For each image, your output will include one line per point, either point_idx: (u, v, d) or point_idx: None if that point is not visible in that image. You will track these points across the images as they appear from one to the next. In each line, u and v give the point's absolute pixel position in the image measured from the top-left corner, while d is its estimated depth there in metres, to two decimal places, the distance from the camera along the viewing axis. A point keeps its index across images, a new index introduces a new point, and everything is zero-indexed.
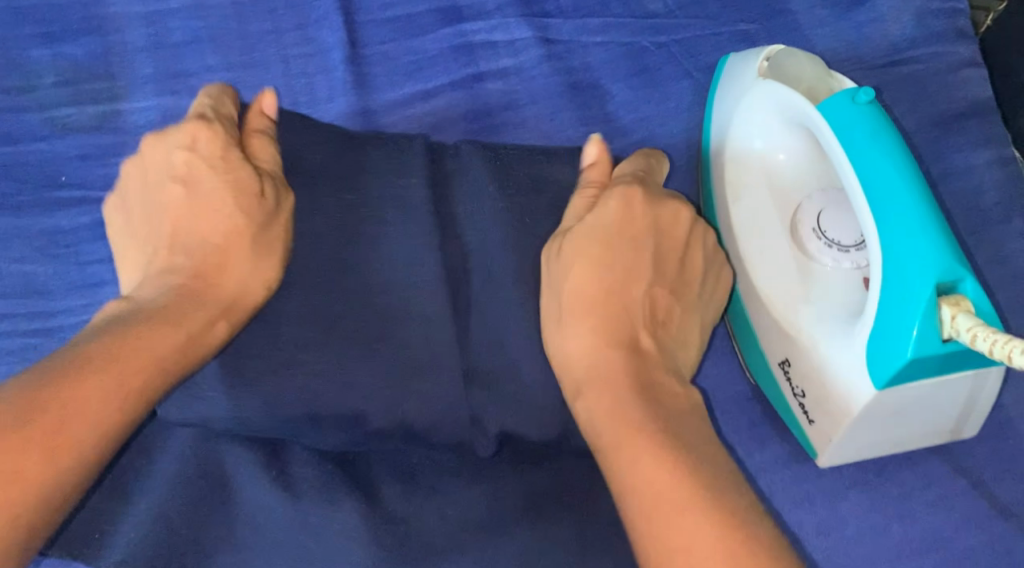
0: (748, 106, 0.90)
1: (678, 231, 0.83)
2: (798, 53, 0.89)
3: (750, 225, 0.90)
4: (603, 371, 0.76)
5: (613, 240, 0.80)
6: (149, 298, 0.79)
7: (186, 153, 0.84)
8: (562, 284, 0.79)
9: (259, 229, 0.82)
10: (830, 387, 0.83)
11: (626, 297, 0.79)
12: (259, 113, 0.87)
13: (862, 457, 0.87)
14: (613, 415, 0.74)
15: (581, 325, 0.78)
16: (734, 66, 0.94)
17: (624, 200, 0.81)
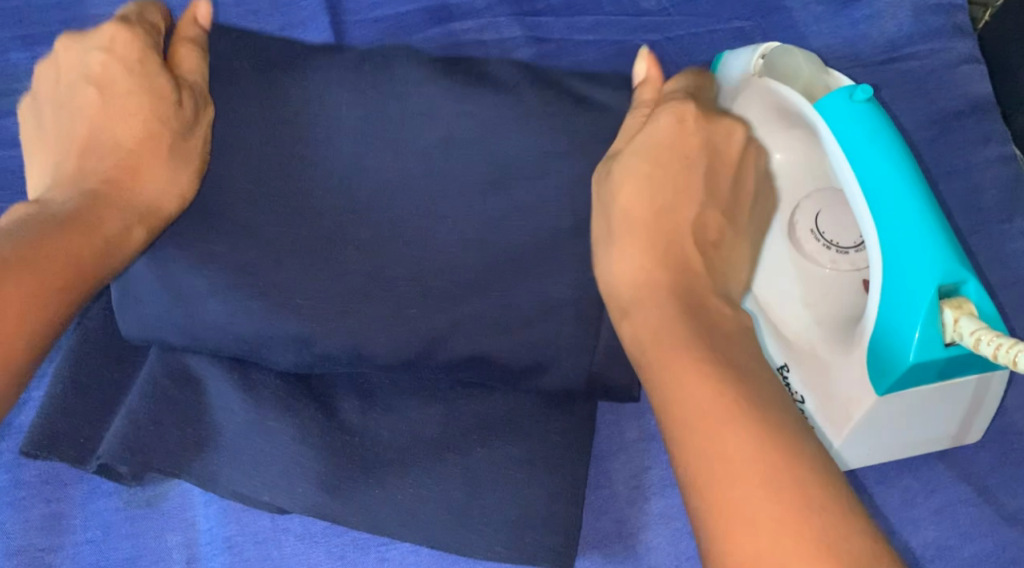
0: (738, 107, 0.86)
1: (733, 148, 0.81)
2: (794, 50, 0.86)
3: None
4: (655, 289, 0.76)
5: (661, 153, 0.79)
6: (55, 201, 0.77)
7: (103, 55, 0.81)
8: (614, 202, 0.78)
9: (175, 136, 0.79)
10: (832, 395, 0.81)
11: (677, 215, 0.79)
12: (195, 17, 0.84)
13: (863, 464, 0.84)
14: (663, 338, 0.73)
15: (634, 245, 0.77)
16: (726, 64, 0.91)
17: (680, 117, 0.78)
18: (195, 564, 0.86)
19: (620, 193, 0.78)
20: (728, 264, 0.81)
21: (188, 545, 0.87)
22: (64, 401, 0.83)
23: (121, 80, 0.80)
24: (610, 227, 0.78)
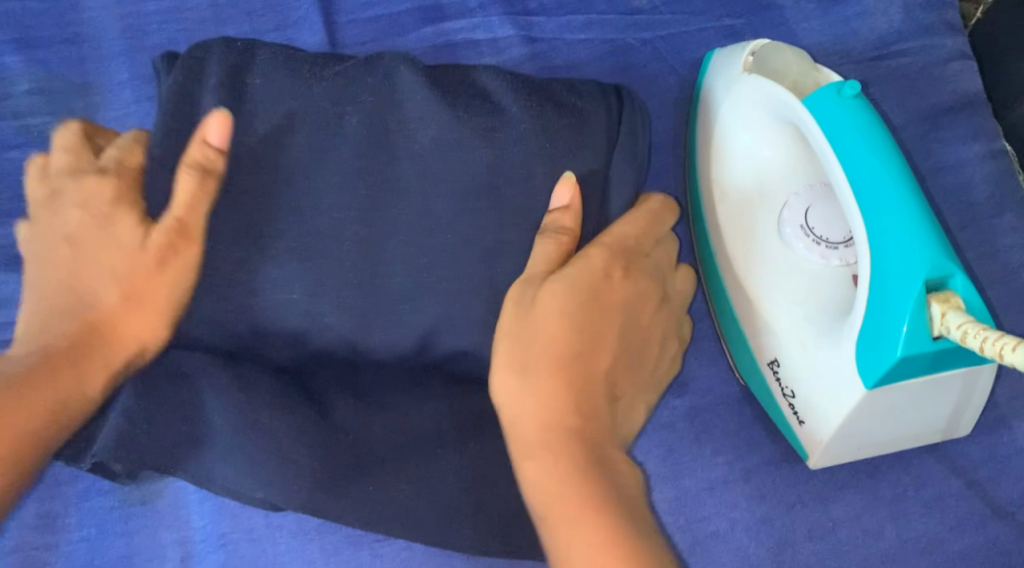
0: (732, 105, 0.89)
1: (649, 307, 0.80)
2: (784, 48, 0.87)
3: (735, 224, 0.88)
4: (563, 439, 0.72)
5: (579, 293, 0.76)
6: (20, 351, 0.75)
7: (82, 206, 0.79)
8: (530, 330, 0.75)
9: (145, 283, 0.77)
10: (821, 388, 0.81)
11: (592, 364, 0.75)
12: (201, 141, 0.78)
13: (854, 457, 0.85)
14: (567, 481, 0.71)
15: (547, 383, 0.73)
16: (716, 62, 0.92)
17: (602, 272, 0.77)
18: (189, 562, 0.87)
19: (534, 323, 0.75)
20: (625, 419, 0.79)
21: (182, 542, 0.87)
22: None
23: (96, 229, 0.78)
24: (516, 361, 0.74)
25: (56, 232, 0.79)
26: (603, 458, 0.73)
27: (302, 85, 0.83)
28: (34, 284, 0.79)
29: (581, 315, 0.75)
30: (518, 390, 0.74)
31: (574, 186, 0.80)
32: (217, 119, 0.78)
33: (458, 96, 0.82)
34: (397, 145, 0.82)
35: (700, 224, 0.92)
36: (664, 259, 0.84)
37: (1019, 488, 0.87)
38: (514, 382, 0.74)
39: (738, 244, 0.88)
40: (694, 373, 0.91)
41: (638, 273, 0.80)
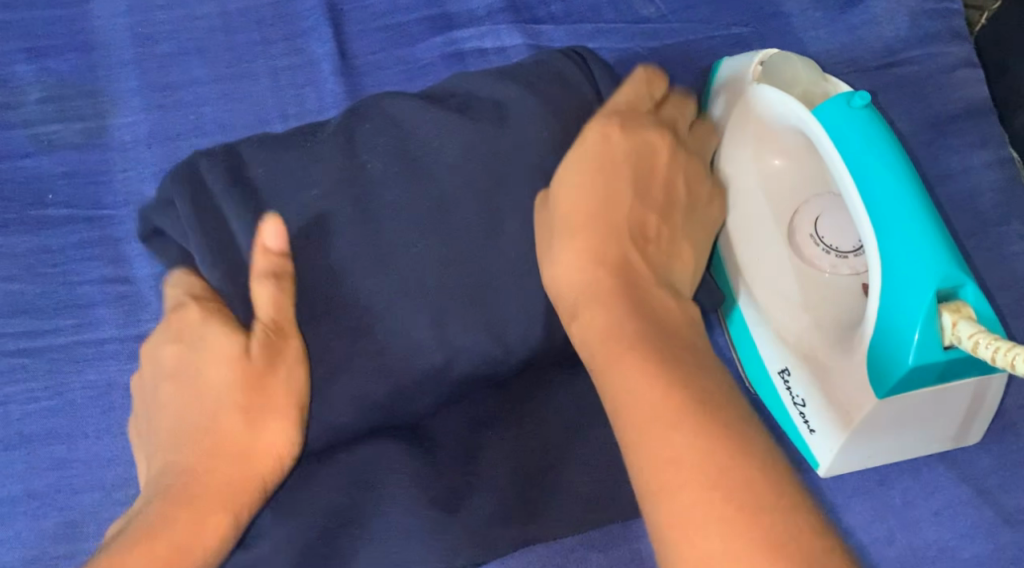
0: (742, 115, 0.88)
1: (663, 152, 0.81)
2: (792, 57, 0.87)
3: (746, 230, 0.88)
4: (594, 289, 0.76)
5: (597, 156, 0.79)
6: (148, 501, 0.75)
7: (175, 347, 0.79)
8: (560, 202, 0.78)
9: (258, 393, 0.76)
10: (832, 396, 0.82)
11: (609, 216, 0.78)
12: (262, 250, 0.76)
13: (864, 465, 0.85)
14: (611, 334, 0.73)
15: (567, 248, 0.77)
16: (725, 72, 0.92)
17: (603, 136, 0.79)
18: None
19: (564, 194, 0.78)
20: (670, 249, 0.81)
21: None
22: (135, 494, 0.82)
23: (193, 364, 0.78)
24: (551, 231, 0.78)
25: (158, 380, 0.80)
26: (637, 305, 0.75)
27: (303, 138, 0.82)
28: (152, 438, 0.79)
29: (595, 180, 0.78)
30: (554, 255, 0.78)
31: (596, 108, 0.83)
32: (269, 221, 0.76)
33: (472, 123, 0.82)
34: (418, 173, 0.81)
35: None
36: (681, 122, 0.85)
37: None
38: (552, 252, 0.78)
39: (748, 250, 0.88)
40: None
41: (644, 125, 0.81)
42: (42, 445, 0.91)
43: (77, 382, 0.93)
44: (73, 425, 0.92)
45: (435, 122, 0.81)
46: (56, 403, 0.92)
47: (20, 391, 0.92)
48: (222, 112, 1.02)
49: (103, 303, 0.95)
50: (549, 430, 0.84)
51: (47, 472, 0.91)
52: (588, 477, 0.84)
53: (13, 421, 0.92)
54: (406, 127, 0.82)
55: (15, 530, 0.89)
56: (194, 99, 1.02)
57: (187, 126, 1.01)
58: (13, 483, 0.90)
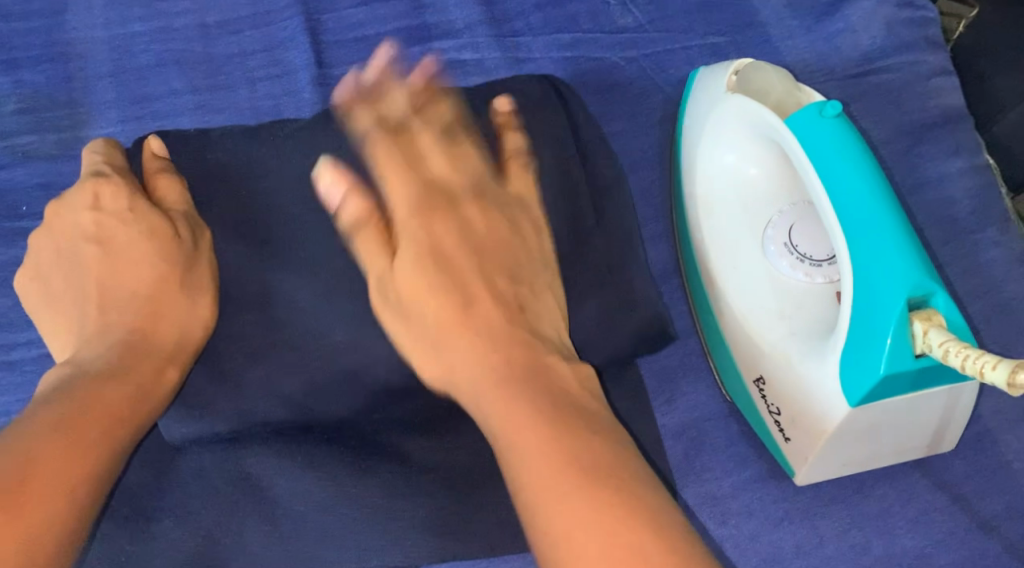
0: (720, 123, 0.89)
1: (485, 232, 0.81)
2: (764, 66, 0.88)
3: (720, 240, 0.89)
4: (476, 368, 0.73)
5: (423, 255, 0.79)
6: (88, 358, 0.79)
7: (95, 211, 0.86)
8: (413, 314, 0.78)
9: (186, 271, 0.83)
10: (806, 404, 0.82)
11: (458, 289, 0.78)
12: (149, 156, 0.88)
13: (838, 472, 0.85)
14: (502, 397, 0.71)
15: (448, 341, 0.76)
16: (699, 84, 0.93)
17: (423, 220, 0.80)
18: None
19: (416, 299, 0.78)
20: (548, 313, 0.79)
21: None
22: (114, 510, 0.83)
23: (120, 239, 0.85)
24: (424, 336, 0.77)
25: (77, 247, 0.86)
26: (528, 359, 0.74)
27: (279, 142, 0.87)
28: (77, 303, 0.84)
29: (426, 269, 0.78)
30: (436, 356, 0.76)
31: (337, 173, 0.82)
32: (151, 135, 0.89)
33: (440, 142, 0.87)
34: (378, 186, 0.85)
35: (685, 240, 0.93)
36: (471, 180, 0.83)
37: (1004, 501, 0.88)
38: (434, 353, 0.76)
39: (721, 258, 0.88)
40: (682, 390, 0.92)
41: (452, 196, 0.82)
42: None
43: None
44: None
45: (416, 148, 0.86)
46: None
47: None
48: (198, 122, 1.02)
49: None
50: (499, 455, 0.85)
51: None
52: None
53: None
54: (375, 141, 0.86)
55: None
56: (171, 110, 1.02)
57: None
58: None
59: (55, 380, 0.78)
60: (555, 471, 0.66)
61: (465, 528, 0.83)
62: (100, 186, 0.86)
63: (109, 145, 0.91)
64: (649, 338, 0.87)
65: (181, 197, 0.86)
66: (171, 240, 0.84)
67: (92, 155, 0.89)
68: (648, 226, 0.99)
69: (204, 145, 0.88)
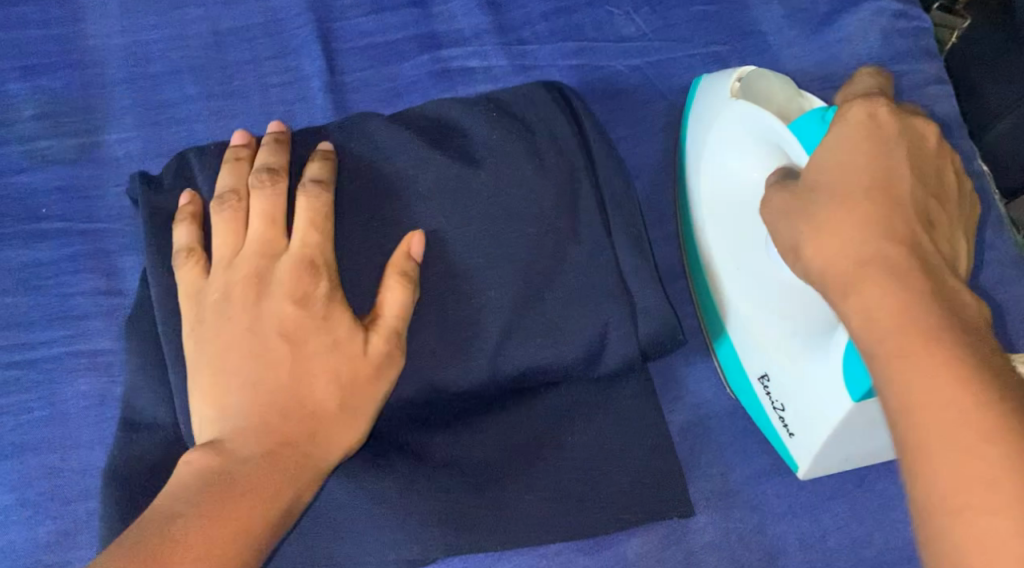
0: (721, 129, 0.92)
1: (929, 138, 0.76)
2: (769, 74, 0.90)
3: (727, 241, 0.91)
4: (880, 272, 0.70)
5: (884, 135, 0.75)
6: (240, 448, 0.76)
7: (296, 307, 0.80)
8: (847, 167, 0.75)
9: (362, 383, 0.80)
10: (810, 401, 0.85)
11: (882, 192, 0.73)
12: (405, 254, 0.84)
13: (843, 467, 0.89)
14: (897, 313, 0.68)
15: (847, 218, 0.73)
16: (705, 91, 0.96)
17: (844, 135, 0.75)
18: None
19: (844, 170, 0.75)
20: (950, 241, 0.75)
21: None
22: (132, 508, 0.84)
23: (315, 346, 0.80)
24: (825, 224, 0.74)
25: (265, 340, 0.80)
26: (944, 297, 0.69)
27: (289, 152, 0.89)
28: (233, 388, 0.79)
29: (873, 147, 0.74)
30: (812, 243, 0.74)
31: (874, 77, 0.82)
32: (413, 234, 0.84)
33: (449, 147, 0.89)
34: (393, 194, 0.88)
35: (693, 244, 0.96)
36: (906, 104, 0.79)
37: None
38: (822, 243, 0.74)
39: (727, 262, 0.91)
40: (687, 389, 0.95)
41: (908, 119, 0.76)
42: (33, 455, 0.92)
43: (69, 391, 0.94)
44: (67, 434, 0.93)
45: (417, 149, 0.88)
46: (49, 414, 0.93)
47: (15, 401, 0.93)
48: (213, 129, 1.04)
49: (97, 316, 0.96)
50: (509, 449, 0.87)
51: (39, 481, 0.91)
52: (536, 497, 0.87)
53: (6, 431, 0.92)
54: (387, 151, 0.89)
55: (8, 539, 0.90)
56: (187, 116, 1.04)
57: (181, 142, 1.03)
58: (7, 491, 0.91)
59: (201, 467, 0.75)
60: (981, 413, 0.63)
61: (481, 523, 0.86)
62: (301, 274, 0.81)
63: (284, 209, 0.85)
64: (665, 341, 0.89)
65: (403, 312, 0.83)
66: (375, 369, 0.80)
67: (310, 201, 0.84)
68: (653, 228, 1.01)
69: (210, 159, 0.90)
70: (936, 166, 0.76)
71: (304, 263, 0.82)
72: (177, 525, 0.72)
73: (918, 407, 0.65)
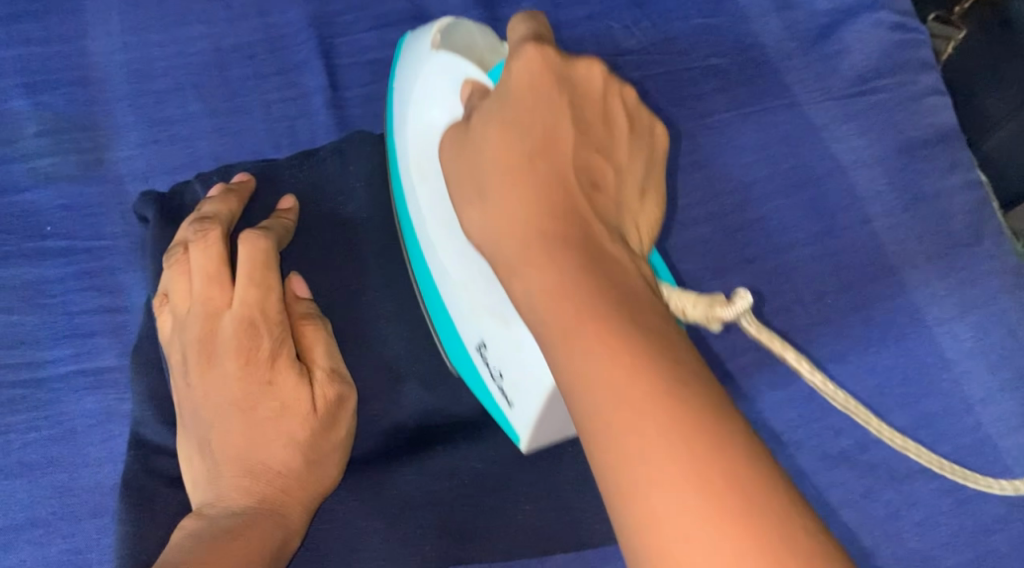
0: (425, 83, 0.85)
1: (592, 92, 0.73)
2: (467, 23, 0.86)
3: (425, 211, 0.85)
4: (518, 240, 0.69)
5: (530, 89, 0.71)
6: (226, 509, 0.79)
7: (240, 369, 0.81)
8: (499, 129, 0.72)
9: (319, 435, 0.82)
10: (513, 365, 0.80)
11: (524, 154, 0.71)
12: (296, 299, 0.86)
13: (555, 441, 0.86)
14: (555, 293, 0.67)
15: (509, 197, 0.71)
16: (412, 40, 0.90)
17: (522, 82, 0.72)
18: None
19: (508, 144, 0.71)
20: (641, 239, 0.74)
21: None
22: (142, 526, 0.84)
23: (265, 411, 0.81)
24: (489, 193, 0.71)
25: (222, 409, 0.81)
26: (592, 251, 0.68)
27: (286, 179, 0.95)
28: (204, 457, 0.81)
29: (511, 119, 0.72)
30: (491, 226, 0.71)
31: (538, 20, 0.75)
32: (293, 277, 0.87)
33: None
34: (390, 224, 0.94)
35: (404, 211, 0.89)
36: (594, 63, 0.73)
37: (1006, 503, 0.91)
38: (499, 222, 0.71)
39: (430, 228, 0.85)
40: None
41: (573, 60, 0.72)
42: (42, 474, 0.92)
43: (76, 410, 0.94)
44: (77, 454, 0.93)
45: None
46: (58, 432, 0.93)
47: (22, 420, 0.93)
48: (216, 145, 1.04)
49: (105, 333, 0.96)
50: (509, 460, 0.88)
51: (50, 501, 0.91)
52: (535, 508, 0.87)
53: (14, 450, 0.92)
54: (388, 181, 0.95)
55: (19, 559, 0.89)
56: (190, 133, 1.05)
57: (184, 159, 1.04)
58: (17, 511, 0.91)
59: (194, 531, 0.77)
60: (700, 488, 0.59)
61: (482, 535, 0.86)
62: (246, 329, 0.82)
63: (222, 260, 0.84)
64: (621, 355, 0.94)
65: (329, 351, 0.85)
66: (326, 418, 0.82)
67: (249, 248, 0.84)
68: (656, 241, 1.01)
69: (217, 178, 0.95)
70: (603, 109, 0.73)
71: (244, 318, 0.82)
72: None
73: (646, 483, 0.60)
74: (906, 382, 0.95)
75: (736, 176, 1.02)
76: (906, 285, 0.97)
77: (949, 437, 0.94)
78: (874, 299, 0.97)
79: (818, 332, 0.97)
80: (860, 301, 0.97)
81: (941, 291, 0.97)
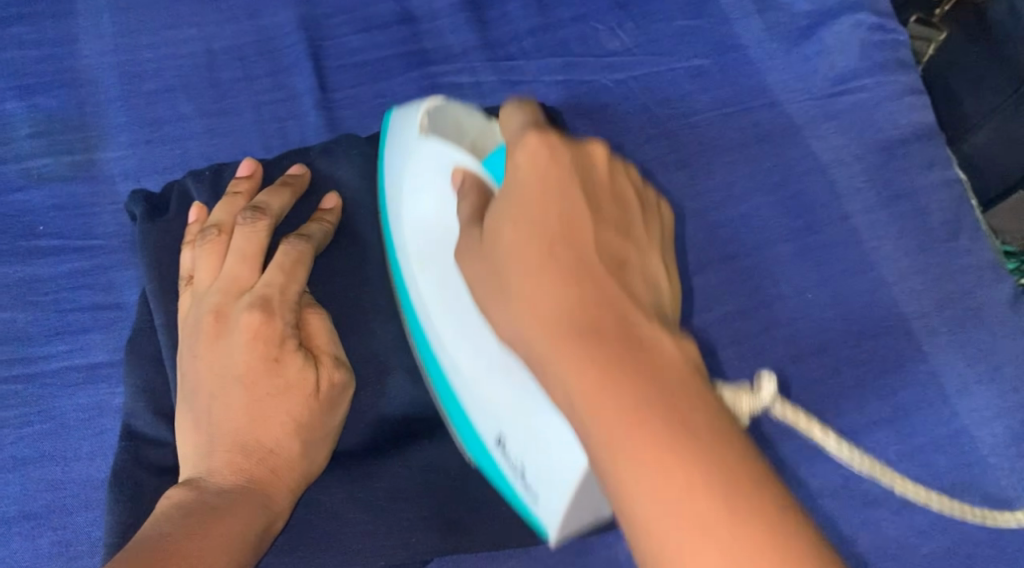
0: (414, 173, 0.88)
1: (598, 175, 0.73)
2: (453, 105, 0.89)
3: (439, 311, 0.87)
4: (548, 336, 0.68)
5: (539, 182, 0.71)
6: (218, 481, 0.80)
7: (250, 345, 0.83)
8: (513, 225, 0.71)
9: (317, 417, 0.84)
10: (541, 462, 0.80)
11: (544, 241, 0.70)
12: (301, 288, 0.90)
13: (590, 524, 0.84)
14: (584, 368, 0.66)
15: (530, 293, 0.70)
16: (398, 122, 0.92)
17: (532, 170, 0.72)
18: None
19: (523, 243, 0.71)
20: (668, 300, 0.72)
21: None
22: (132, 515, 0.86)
23: (268, 389, 0.83)
24: (509, 295, 0.71)
25: (225, 381, 0.83)
26: (627, 335, 0.67)
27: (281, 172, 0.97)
28: (200, 428, 0.83)
29: (521, 212, 0.71)
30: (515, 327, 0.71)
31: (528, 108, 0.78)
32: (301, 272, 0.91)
33: None
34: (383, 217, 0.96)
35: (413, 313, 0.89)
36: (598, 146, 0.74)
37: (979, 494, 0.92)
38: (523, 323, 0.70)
39: (443, 317, 0.87)
40: None
41: (575, 145, 0.73)
42: (35, 468, 0.93)
43: (69, 405, 0.96)
44: (68, 449, 0.94)
45: None
46: (50, 427, 0.94)
47: (15, 416, 0.95)
48: (206, 146, 1.06)
49: (97, 329, 0.98)
50: None
51: (41, 494, 0.92)
52: None
53: (7, 445, 0.94)
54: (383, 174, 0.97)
55: (10, 551, 0.91)
56: (180, 134, 1.06)
57: (174, 159, 1.05)
58: (10, 504, 0.92)
59: (181, 501, 0.78)
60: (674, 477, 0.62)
61: (468, 525, 0.88)
62: (263, 307, 0.84)
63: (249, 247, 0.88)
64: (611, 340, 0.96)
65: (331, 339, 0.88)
66: (324, 403, 0.84)
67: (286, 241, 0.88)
68: None
69: (210, 172, 0.97)
70: (612, 188, 0.74)
71: (264, 298, 0.85)
72: (171, 540, 0.75)
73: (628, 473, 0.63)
74: (885, 375, 0.96)
75: (717, 173, 1.04)
76: (884, 280, 0.99)
77: (926, 428, 0.95)
78: (853, 294, 0.99)
79: (797, 327, 0.98)
80: (839, 296, 0.99)
81: (919, 286, 0.98)
